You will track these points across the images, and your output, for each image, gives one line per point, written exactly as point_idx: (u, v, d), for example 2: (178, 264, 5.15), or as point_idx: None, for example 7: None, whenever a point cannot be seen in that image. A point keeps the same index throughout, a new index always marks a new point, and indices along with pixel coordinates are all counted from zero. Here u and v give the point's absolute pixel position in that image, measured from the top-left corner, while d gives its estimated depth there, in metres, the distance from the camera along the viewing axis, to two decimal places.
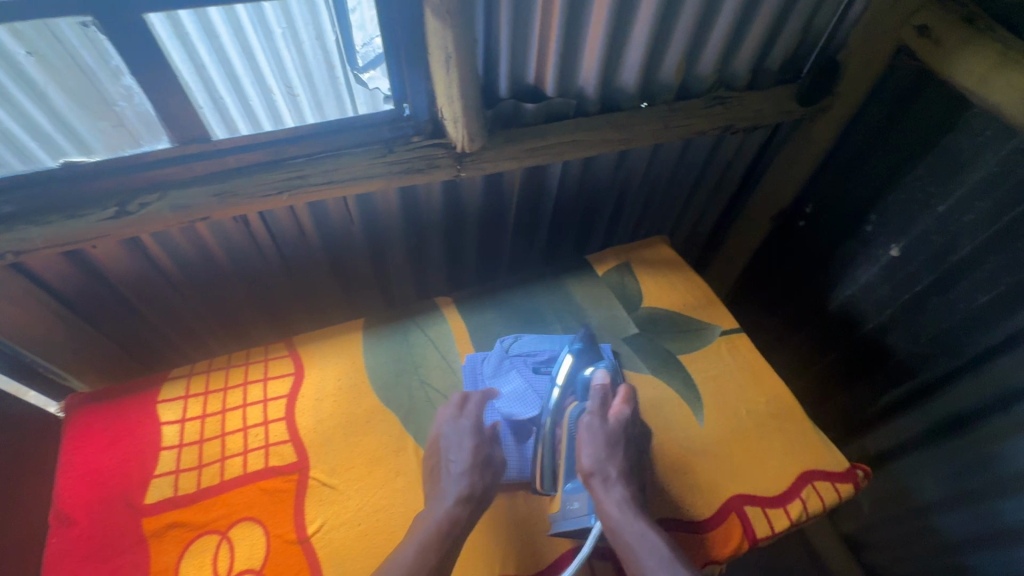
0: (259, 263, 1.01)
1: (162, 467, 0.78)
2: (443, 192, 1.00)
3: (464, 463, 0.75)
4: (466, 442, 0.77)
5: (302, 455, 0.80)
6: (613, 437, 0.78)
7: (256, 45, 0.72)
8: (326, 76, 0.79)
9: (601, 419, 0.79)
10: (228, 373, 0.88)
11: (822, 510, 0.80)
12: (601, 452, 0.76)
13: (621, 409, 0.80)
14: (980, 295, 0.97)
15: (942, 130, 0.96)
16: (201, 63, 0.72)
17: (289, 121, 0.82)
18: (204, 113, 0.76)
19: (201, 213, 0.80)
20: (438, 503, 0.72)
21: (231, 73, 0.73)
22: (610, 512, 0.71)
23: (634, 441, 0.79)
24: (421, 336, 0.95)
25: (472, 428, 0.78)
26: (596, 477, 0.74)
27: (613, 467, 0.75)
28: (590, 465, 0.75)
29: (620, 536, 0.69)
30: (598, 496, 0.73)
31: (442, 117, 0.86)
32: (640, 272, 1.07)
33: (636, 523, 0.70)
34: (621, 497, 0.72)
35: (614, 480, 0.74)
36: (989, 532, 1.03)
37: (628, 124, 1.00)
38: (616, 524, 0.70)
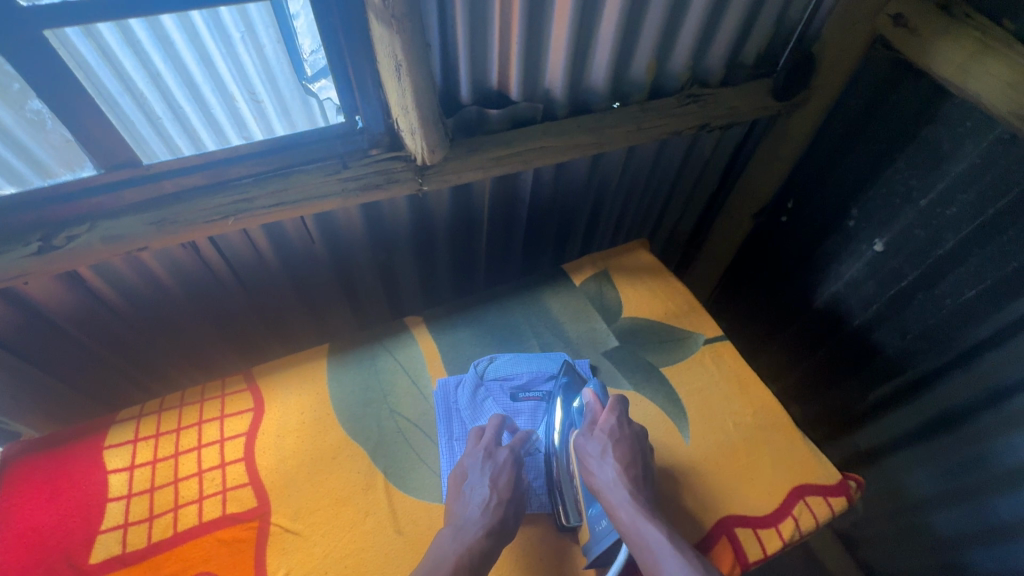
0: (219, 293, 0.94)
1: (109, 522, 0.72)
2: (409, 207, 0.94)
3: (484, 493, 0.71)
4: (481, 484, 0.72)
5: (262, 499, 0.74)
6: (605, 444, 0.75)
7: (215, 51, 0.69)
8: (289, 82, 0.76)
9: (590, 434, 0.77)
10: (181, 412, 0.82)
11: (815, 527, 0.77)
12: (601, 460, 0.74)
13: (611, 417, 0.77)
14: (966, 290, 0.94)
15: (921, 121, 0.93)
16: (156, 71, 0.67)
17: (255, 129, 0.78)
18: (163, 123, 0.72)
19: (138, 243, 0.73)
20: (454, 537, 0.67)
21: (190, 82, 0.69)
22: (621, 519, 0.68)
23: (624, 441, 0.75)
24: (390, 361, 0.89)
25: (500, 459, 0.75)
26: (603, 488, 0.72)
27: (611, 471, 0.72)
28: (598, 477, 0.73)
29: (636, 542, 0.67)
30: (608, 505, 0.70)
31: (399, 128, 0.80)
32: (618, 280, 1.03)
33: (645, 525, 0.67)
34: (628, 500, 0.70)
35: (617, 484, 0.71)
36: (984, 529, 1.00)
37: (600, 127, 0.96)
38: (630, 530, 0.68)
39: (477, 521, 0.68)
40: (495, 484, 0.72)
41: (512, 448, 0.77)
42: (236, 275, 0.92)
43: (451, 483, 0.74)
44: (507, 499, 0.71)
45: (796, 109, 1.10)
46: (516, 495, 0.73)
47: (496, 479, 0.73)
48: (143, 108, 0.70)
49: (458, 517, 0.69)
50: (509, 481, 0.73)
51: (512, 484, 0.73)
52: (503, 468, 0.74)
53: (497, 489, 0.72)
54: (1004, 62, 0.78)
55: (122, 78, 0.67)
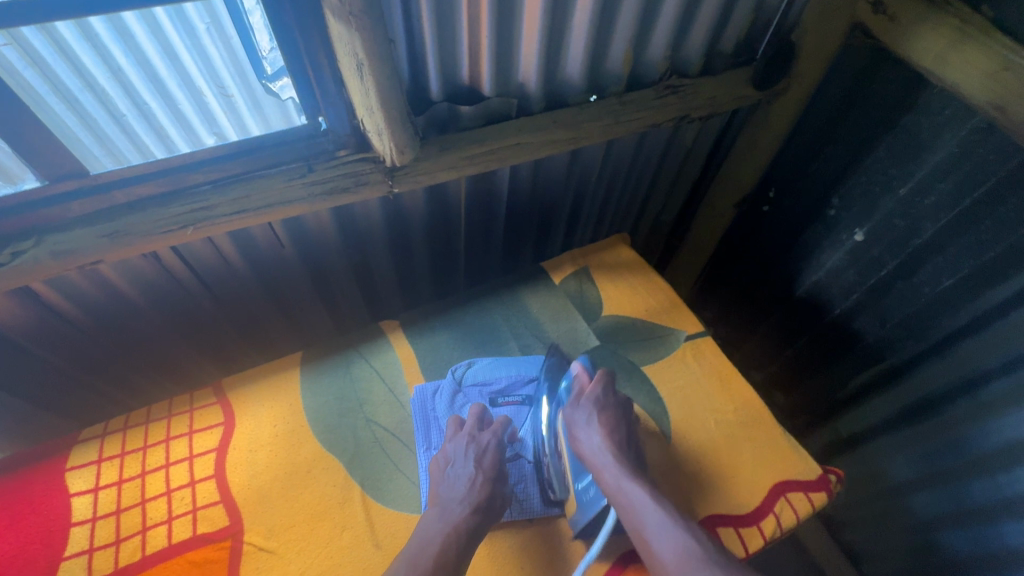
0: (187, 304, 0.90)
1: (73, 548, 0.69)
2: (382, 209, 0.91)
3: (469, 474, 0.70)
4: (470, 456, 0.73)
5: (235, 516, 0.72)
6: (591, 411, 0.75)
7: (179, 44, 0.64)
8: (259, 77, 0.71)
9: (576, 403, 0.77)
10: (148, 429, 0.79)
11: (797, 523, 0.77)
12: (586, 427, 0.74)
13: (597, 386, 0.77)
14: (944, 279, 0.94)
15: (901, 110, 0.92)
16: (117, 67, 0.62)
17: (226, 124, 0.73)
18: (128, 121, 0.67)
19: (89, 257, 0.69)
20: (439, 518, 0.67)
21: (154, 77, 0.65)
22: (606, 481, 0.69)
23: (610, 408, 0.76)
24: (366, 368, 0.87)
25: (483, 442, 0.74)
26: (589, 453, 0.72)
27: (597, 437, 0.73)
28: (584, 443, 0.73)
29: (621, 502, 0.67)
30: (595, 468, 0.71)
31: (365, 129, 0.76)
32: (598, 277, 1.01)
33: (629, 487, 0.67)
34: (613, 463, 0.70)
35: (602, 449, 0.71)
36: (962, 512, 1.02)
37: (577, 122, 0.93)
38: (615, 491, 0.68)
39: (463, 498, 0.68)
40: (482, 466, 0.71)
41: (498, 429, 0.77)
42: (204, 285, 0.89)
43: (434, 467, 0.74)
44: (496, 481, 0.71)
45: (776, 99, 1.08)
46: (504, 478, 0.72)
47: (480, 461, 0.72)
48: (105, 106, 0.65)
49: (443, 496, 0.69)
50: (495, 464, 0.72)
51: (496, 464, 0.72)
52: (488, 449, 0.73)
53: (483, 468, 0.71)
54: (982, 52, 0.77)
55: (81, 74, 0.61)
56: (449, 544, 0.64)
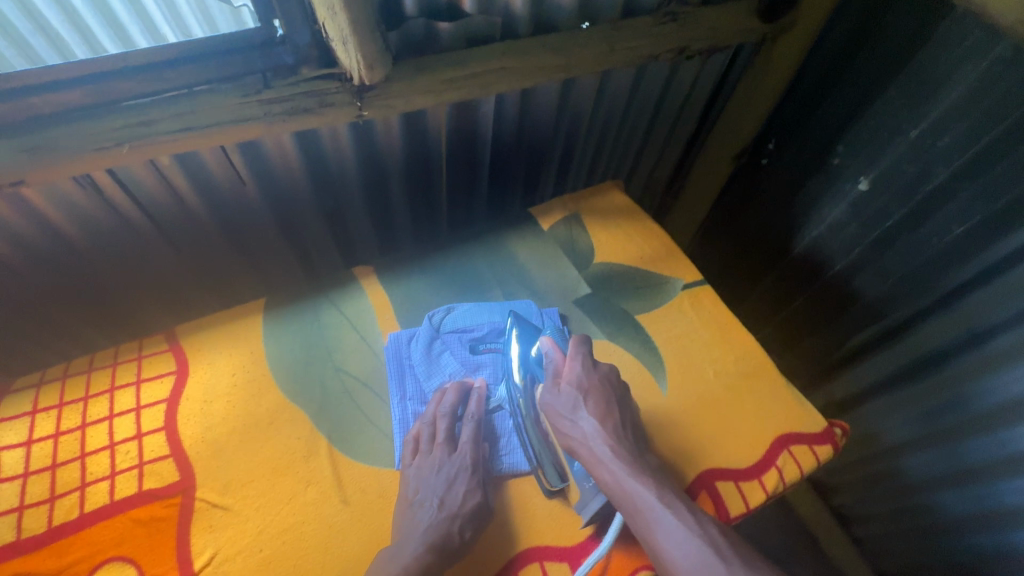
0: (137, 244, 0.81)
1: (2, 505, 0.61)
2: (352, 140, 0.82)
3: (436, 511, 0.62)
4: (438, 484, 0.64)
5: (185, 472, 0.65)
6: (575, 398, 0.68)
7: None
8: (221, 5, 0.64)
9: (558, 387, 0.69)
10: (90, 378, 0.71)
11: (800, 477, 0.72)
12: (573, 416, 0.67)
13: (576, 366, 0.70)
14: (953, 228, 0.87)
15: (914, 44, 0.84)
16: (71, 8, 0.59)
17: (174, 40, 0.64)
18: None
19: (10, 175, 0.61)
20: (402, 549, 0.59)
21: (114, 22, 0.61)
22: (604, 479, 0.62)
23: (593, 389, 0.68)
24: (336, 315, 0.79)
25: (454, 469, 0.66)
26: (581, 446, 0.65)
27: (587, 426, 0.66)
28: (574, 435, 0.66)
29: (622, 502, 0.60)
30: (590, 464, 0.64)
31: (328, 38, 0.67)
32: (590, 223, 0.94)
33: (628, 481, 0.61)
34: (609, 455, 0.63)
35: (596, 440, 0.65)
36: (954, 474, 0.97)
37: (568, 47, 0.84)
38: (614, 488, 0.61)
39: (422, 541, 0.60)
40: (446, 504, 0.63)
41: (472, 453, 0.68)
42: (154, 223, 0.80)
43: (398, 503, 0.64)
44: (464, 518, 0.63)
45: (783, 33, 1.00)
46: (478, 511, 0.64)
47: (447, 495, 0.64)
48: (60, 52, 0.61)
49: (405, 531, 0.61)
50: (466, 498, 0.64)
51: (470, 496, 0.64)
52: (459, 475, 0.65)
53: (445, 506, 0.63)
54: None
55: (31, 15, 0.58)
56: None
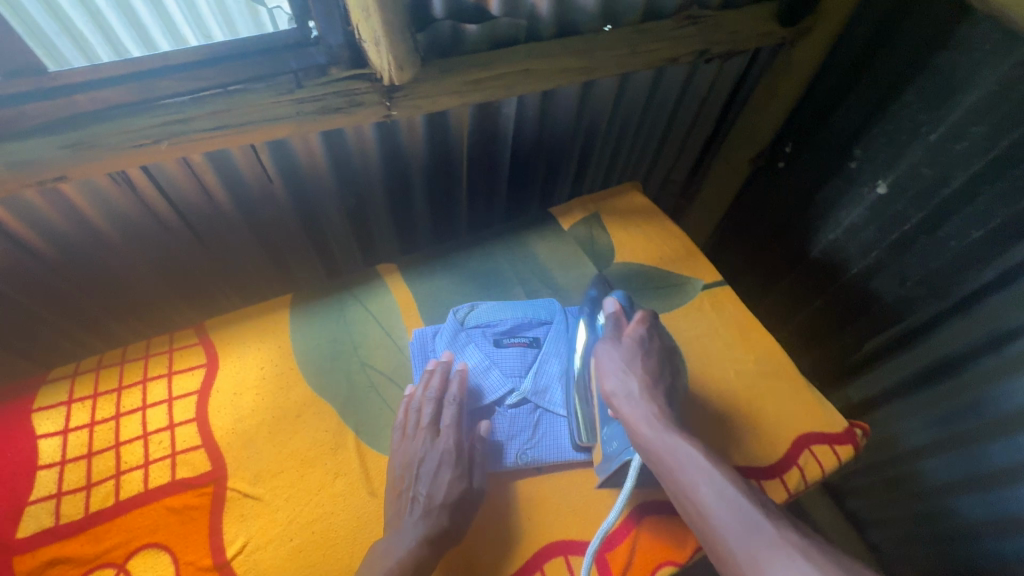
0: (167, 240, 0.83)
1: (40, 492, 0.63)
2: (377, 139, 0.84)
3: (426, 501, 0.62)
4: (427, 475, 0.64)
5: (218, 461, 0.66)
6: (631, 355, 0.69)
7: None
8: (242, 11, 0.67)
9: (617, 343, 0.72)
10: (123, 370, 0.73)
11: (821, 477, 0.72)
12: (620, 373, 0.68)
13: (639, 330, 0.72)
14: (973, 231, 0.87)
15: (932, 48, 0.84)
16: (95, 8, 0.60)
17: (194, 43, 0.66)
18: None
19: (52, 170, 0.63)
20: (398, 538, 0.59)
21: (137, 22, 0.62)
22: (643, 431, 0.62)
23: (651, 355, 0.70)
24: (360, 310, 0.81)
25: (441, 456, 0.65)
26: (623, 398, 0.66)
27: (634, 382, 0.67)
28: (618, 387, 0.67)
29: (660, 456, 0.59)
30: (629, 415, 0.64)
31: (360, 40, 0.69)
32: (610, 223, 0.95)
33: (669, 437, 0.60)
34: (651, 412, 0.63)
35: (641, 397, 0.65)
36: (973, 477, 0.96)
37: (591, 50, 0.85)
38: (651, 441, 0.61)
39: (417, 540, 0.59)
40: (434, 496, 0.62)
41: (455, 438, 0.67)
42: (183, 220, 0.82)
43: (391, 487, 0.64)
44: (453, 509, 0.63)
45: (801, 39, 1.02)
46: (465, 499, 0.64)
47: (437, 485, 0.63)
48: (84, 52, 0.62)
49: (396, 522, 0.61)
50: (451, 487, 0.63)
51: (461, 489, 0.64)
52: (443, 464, 0.65)
53: (431, 500, 0.62)
54: None
55: (57, 16, 0.59)
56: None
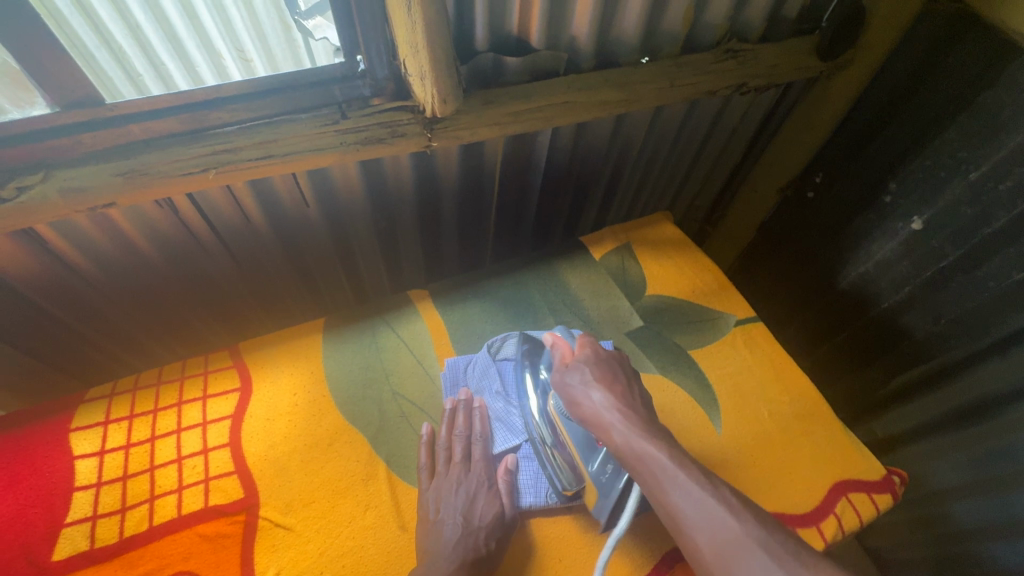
0: (203, 260, 0.84)
1: (75, 514, 0.63)
2: (413, 167, 0.84)
3: (458, 530, 0.62)
4: (461, 503, 0.64)
5: (250, 489, 0.66)
6: (584, 370, 0.65)
7: (200, 2, 0.61)
8: (282, 37, 0.68)
9: (568, 366, 0.67)
10: (159, 392, 0.73)
11: (858, 527, 0.70)
12: (583, 385, 0.63)
13: (587, 348, 0.69)
14: (1015, 272, 0.81)
15: (977, 88, 0.81)
16: (135, 23, 0.60)
17: (236, 74, 0.66)
18: (144, 82, 0.63)
19: (102, 198, 0.64)
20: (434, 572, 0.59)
21: (173, 36, 0.62)
22: (614, 439, 0.57)
23: (603, 363, 0.66)
24: (392, 337, 0.81)
25: (472, 485, 0.67)
26: (591, 414, 0.61)
27: (596, 394, 0.62)
28: (583, 404, 0.62)
29: (633, 463, 0.55)
30: (600, 427, 0.59)
31: (405, 73, 0.70)
32: (641, 253, 0.94)
33: (637, 441, 0.56)
34: (619, 418, 0.59)
35: (605, 405, 0.60)
36: (1005, 523, 0.92)
37: (630, 82, 0.85)
38: (624, 450, 0.56)
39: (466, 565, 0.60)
40: (475, 517, 0.64)
41: (485, 470, 0.69)
42: (220, 240, 0.83)
43: (421, 519, 0.65)
44: (495, 529, 0.64)
45: (838, 72, 0.98)
46: (500, 524, 0.64)
47: (470, 515, 0.64)
48: (122, 64, 0.62)
49: (430, 552, 0.61)
50: (486, 511, 0.65)
51: (496, 521, 0.64)
52: (476, 494, 0.66)
53: (471, 523, 0.63)
54: None
55: (98, 30, 0.59)
56: None
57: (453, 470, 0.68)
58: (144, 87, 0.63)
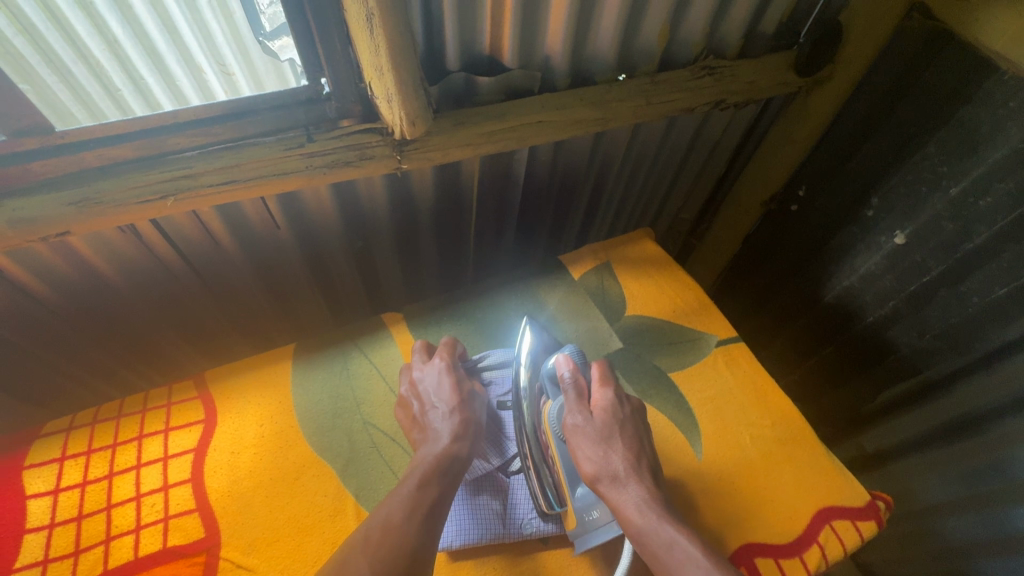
0: (171, 285, 0.82)
1: (26, 559, 0.60)
2: (387, 188, 0.83)
3: (442, 405, 0.68)
4: (442, 382, 0.70)
5: (211, 528, 0.63)
6: (607, 428, 0.65)
7: (179, 16, 0.61)
8: (262, 50, 0.66)
9: (586, 412, 0.67)
10: (119, 425, 0.71)
11: (843, 556, 0.68)
12: (602, 448, 0.64)
13: (608, 393, 0.68)
14: (998, 287, 0.80)
15: (955, 102, 0.79)
16: (113, 38, 0.59)
17: (222, 95, 0.66)
18: (123, 97, 0.63)
19: (55, 226, 0.62)
20: (432, 444, 0.64)
21: (153, 51, 0.62)
22: (633, 521, 0.59)
23: (625, 418, 0.67)
24: (364, 364, 0.79)
25: (438, 371, 0.71)
26: (610, 484, 0.62)
27: (617, 461, 0.63)
28: (601, 471, 0.63)
29: (654, 551, 0.57)
30: (617, 504, 0.61)
31: (372, 95, 0.68)
32: (621, 273, 0.93)
33: (661, 528, 0.58)
34: (641, 499, 0.60)
35: (626, 476, 0.62)
36: (998, 539, 0.90)
37: (606, 101, 0.83)
38: (645, 535, 0.58)
39: (449, 437, 0.64)
40: (447, 395, 0.68)
41: (446, 355, 0.73)
42: (188, 264, 0.80)
43: (405, 421, 0.70)
44: (466, 403, 0.69)
45: (817, 88, 0.96)
46: (472, 395, 0.71)
47: (442, 392, 0.69)
48: (100, 79, 0.61)
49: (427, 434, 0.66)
50: (461, 388, 0.70)
51: (470, 393, 0.71)
52: (446, 376, 0.70)
53: (445, 400, 0.68)
54: None
55: (74, 43, 0.58)
56: (443, 460, 0.62)
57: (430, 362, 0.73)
58: (125, 103, 0.63)
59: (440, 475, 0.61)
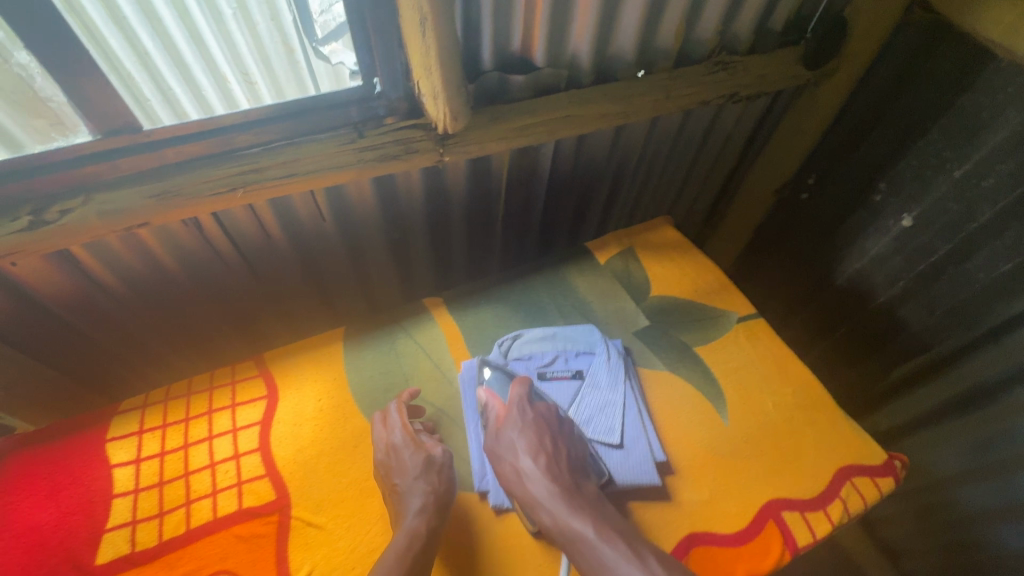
0: (225, 275, 0.88)
1: (116, 520, 0.66)
2: (424, 181, 0.88)
3: (411, 482, 0.65)
4: (404, 454, 0.68)
5: (281, 491, 0.69)
6: (513, 438, 0.70)
7: (205, 27, 0.62)
8: (285, 60, 0.70)
9: (500, 428, 0.72)
10: (189, 402, 0.76)
11: (863, 509, 0.73)
12: (510, 454, 0.69)
13: (515, 404, 0.73)
14: (1002, 263, 0.85)
15: (955, 91, 0.84)
16: (144, 50, 0.61)
17: (244, 103, 0.70)
18: (151, 106, 0.66)
19: (137, 217, 0.69)
20: (399, 525, 0.62)
21: (180, 62, 0.63)
22: (545, 520, 0.63)
23: (529, 426, 0.71)
24: (410, 344, 0.85)
25: (401, 442, 0.70)
26: (519, 484, 0.66)
27: (525, 462, 0.67)
28: (512, 475, 0.67)
29: (568, 543, 0.61)
30: (529, 502, 0.65)
31: (418, 93, 0.75)
32: (644, 257, 0.98)
33: (569, 521, 0.62)
34: (548, 493, 0.65)
35: (535, 476, 0.66)
36: (1006, 507, 0.94)
37: (628, 96, 0.90)
38: (559, 530, 0.62)
39: (414, 512, 0.63)
40: (409, 471, 0.67)
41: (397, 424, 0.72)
42: (241, 255, 0.86)
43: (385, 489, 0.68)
44: (427, 475, 0.67)
45: (825, 80, 1.01)
46: (433, 464, 0.68)
47: (410, 466, 0.67)
48: (130, 89, 0.63)
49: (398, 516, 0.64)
50: (416, 459, 0.68)
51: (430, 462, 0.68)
52: (406, 446, 0.69)
53: (410, 473, 0.66)
54: None
55: (108, 57, 0.60)
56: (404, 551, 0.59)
57: (390, 431, 0.72)
58: (154, 112, 0.66)
59: (410, 562, 0.58)
